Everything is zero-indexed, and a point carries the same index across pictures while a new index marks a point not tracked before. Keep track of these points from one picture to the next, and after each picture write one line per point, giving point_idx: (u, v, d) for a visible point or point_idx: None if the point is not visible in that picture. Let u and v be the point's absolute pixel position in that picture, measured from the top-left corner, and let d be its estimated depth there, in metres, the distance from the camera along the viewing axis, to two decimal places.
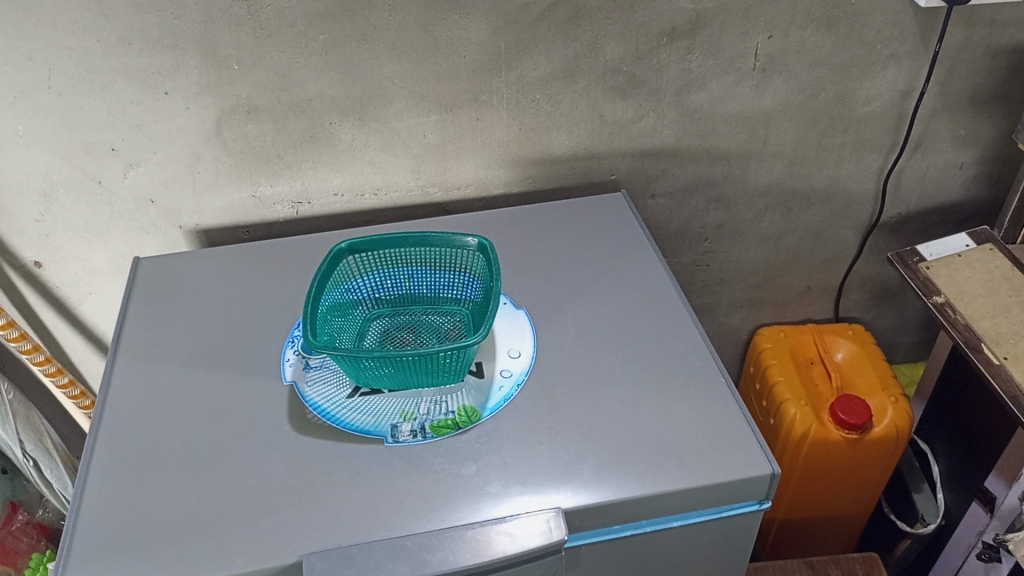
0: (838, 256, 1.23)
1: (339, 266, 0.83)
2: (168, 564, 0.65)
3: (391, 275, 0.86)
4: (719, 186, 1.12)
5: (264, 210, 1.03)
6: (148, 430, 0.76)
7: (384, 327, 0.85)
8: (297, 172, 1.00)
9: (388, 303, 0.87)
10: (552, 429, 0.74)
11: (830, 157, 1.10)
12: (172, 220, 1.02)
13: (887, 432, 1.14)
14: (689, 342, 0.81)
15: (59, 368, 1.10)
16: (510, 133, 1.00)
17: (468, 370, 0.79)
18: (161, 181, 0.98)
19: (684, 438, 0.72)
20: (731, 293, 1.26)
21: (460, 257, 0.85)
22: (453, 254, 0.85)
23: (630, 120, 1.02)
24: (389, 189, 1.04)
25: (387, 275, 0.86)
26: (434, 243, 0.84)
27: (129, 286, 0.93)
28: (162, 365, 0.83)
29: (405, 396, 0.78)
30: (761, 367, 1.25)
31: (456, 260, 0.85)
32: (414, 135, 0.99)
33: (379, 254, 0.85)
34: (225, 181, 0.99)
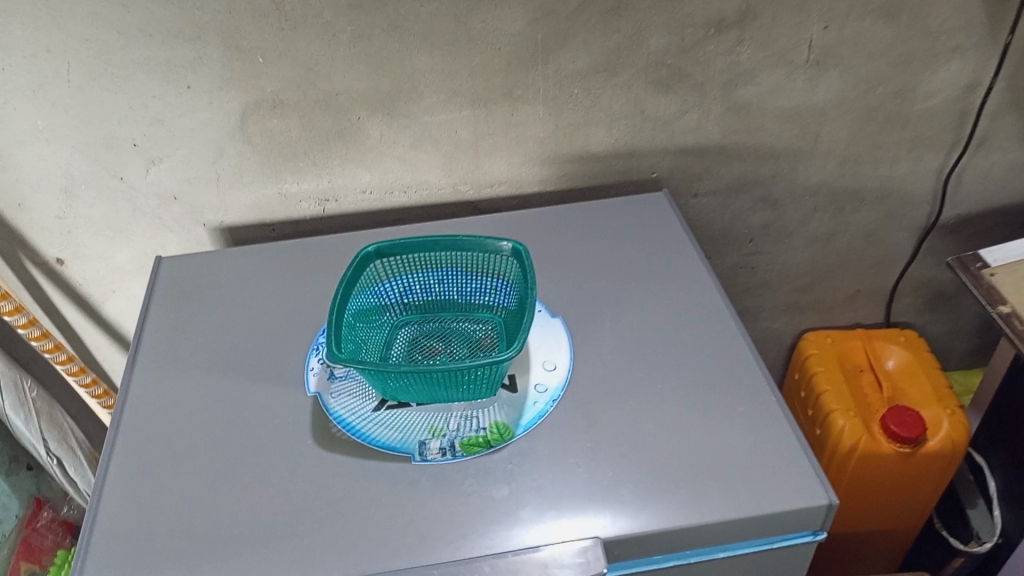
0: (891, 259, 1.17)
1: (366, 273, 0.79)
2: None
3: (419, 281, 0.82)
4: (765, 185, 1.06)
5: (290, 207, 0.99)
6: (165, 442, 0.73)
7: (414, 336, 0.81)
8: (323, 169, 0.96)
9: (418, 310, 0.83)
10: (590, 450, 0.69)
11: (886, 155, 1.04)
12: (195, 217, 0.99)
13: (942, 446, 1.08)
14: (736, 357, 0.76)
15: (82, 367, 1.08)
16: (546, 128, 0.95)
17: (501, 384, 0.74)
18: (184, 177, 0.95)
19: (732, 463, 0.68)
20: (775, 297, 1.20)
21: (493, 264, 0.80)
22: (487, 260, 0.80)
23: (673, 116, 0.96)
24: (419, 186, 0.99)
25: (416, 281, 0.82)
26: (466, 247, 0.79)
27: (149, 289, 0.90)
28: (181, 372, 0.80)
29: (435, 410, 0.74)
30: (806, 374, 1.19)
31: (490, 266, 0.80)
32: (445, 131, 0.94)
33: (408, 259, 0.81)
34: (250, 177, 0.96)
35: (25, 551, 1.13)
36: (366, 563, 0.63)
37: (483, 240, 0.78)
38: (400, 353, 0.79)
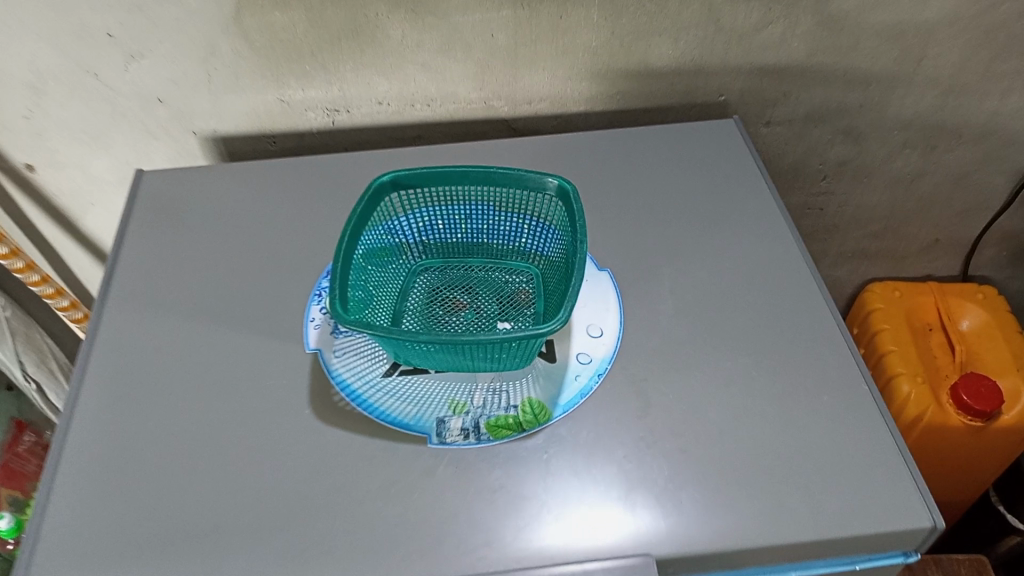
0: (980, 206, 1.02)
1: (380, 207, 0.66)
2: None
3: (443, 219, 0.69)
4: (849, 116, 0.90)
5: (294, 117, 0.85)
6: (135, 408, 0.62)
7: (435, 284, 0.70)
8: (334, 74, 0.81)
9: (440, 251, 0.71)
10: (641, 441, 0.58)
11: (997, 87, 0.88)
12: (184, 123, 0.85)
13: (1019, 421, 0.96)
14: (819, 333, 0.64)
15: (60, 289, 0.95)
16: (599, 37, 0.80)
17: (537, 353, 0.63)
18: (170, 78, 0.80)
19: (812, 468, 0.56)
20: (841, 243, 1.06)
21: (533, 203, 0.66)
22: (526, 197, 0.66)
23: (753, 28, 0.80)
24: (445, 99, 0.85)
25: (440, 217, 0.69)
26: (501, 182, 0.65)
27: (126, 213, 0.77)
28: (161, 315, 0.68)
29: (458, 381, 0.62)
30: (869, 330, 1.07)
31: (529, 207, 0.67)
32: (479, 35, 0.78)
33: (431, 193, 0.67)
34: (247, 81, 0.81)
35: (7, 477, 1.05)
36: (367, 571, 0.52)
37: (523, 174, 0.64)
38: (419, 304, 0.68)
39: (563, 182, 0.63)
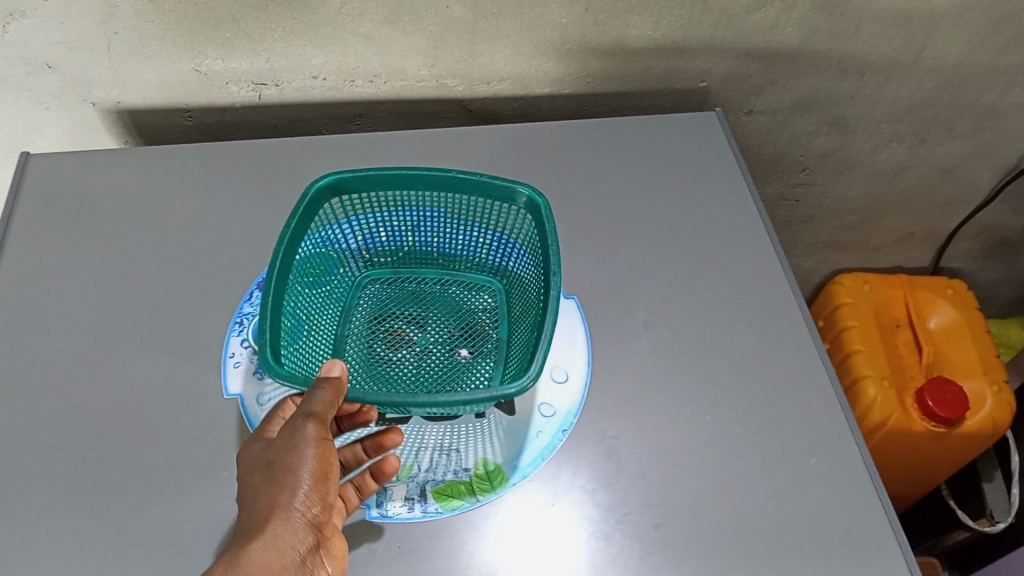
0: (961, 201, 0.96)
1: (316, 220, 0.56)
2: None
3: (392, 226, 0.60)
4: (838, 107, 0.82)
5: (213, 90, 0.73)
6: (18, 471, 0.53)
7: (382, 299, 0.62)
8: (259, 43, 0.69)
9: (386, 258, 0.62)
10: (609, 514, 0.52)
11: (998, 80, 0.80)
12: (80, 92, 0.72)
13: (982, 426, 0.93)
14: (804, 384, 0.58)
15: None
16: (571, 14, 0.69)
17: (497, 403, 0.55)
18: (59, 40, 0.67)
19: (796, 547, 0.51)
20: (814, 234, 1.00)
21: (496, 213, 0.58)
22: (488, 207, 0.57)
23: (745, 10, 0.70)
24: (391, 75, 0.74)
25: (386, 224, 0.60)
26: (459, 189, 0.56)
27: (6, 220, 0.67)
28: (53, 348, 0.59)
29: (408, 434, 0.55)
30: (836, 326, 1.02)
31: (494, 216, 0.58)
32: (432, 5, 0.67)
33: (375, 197, 0.57)
34: (155, 47, 0.68)
35: None
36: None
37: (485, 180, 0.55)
38: (364, 326, 0.60)
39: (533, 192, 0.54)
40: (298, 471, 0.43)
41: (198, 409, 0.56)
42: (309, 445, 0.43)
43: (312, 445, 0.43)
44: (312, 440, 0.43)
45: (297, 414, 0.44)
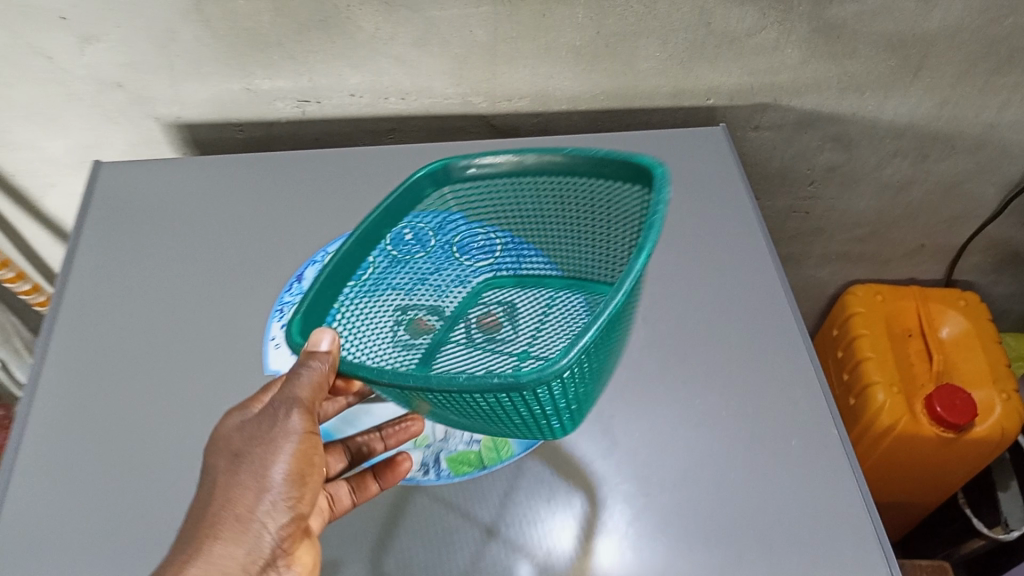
0: (969, 214, 0.99)
1: (427, 197, 0.61)
2: None
3: (511, 221, 0.65)
4: (840, 123, 0.87)
5: (261, 106, 0.81)
6: (84, 437, 0.61)
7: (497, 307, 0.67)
8: (302, 65, 0.77)
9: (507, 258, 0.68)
10: (602, 484, 0.57)
11: (995, 99, 0.84)
12: (144, 109, 0.81)
13: (991, 433, 0.96)
14: (790, 373, 0.63)
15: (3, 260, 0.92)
16: (583, 36, 0.75)
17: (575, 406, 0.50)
18: (128, 62, 0.76)
19: (776, 515, 0.55)
20: (826, 245, 1.04)
21: (614, 197, 0.58)
22: (602, 180, 0.58)
23: (746, 33, 0.76)
24: (420, 93, 0.81)
25: (514, 215, 0.64)
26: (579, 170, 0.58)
27: (78, 219, 0.75)
28: (115, 333, 0.68)
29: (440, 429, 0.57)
30: (848, 334, 1.05)
31: (611, 198, 0.59)
32: (457, 30, 0.74)
33: (496, 184, 0.62)
34: (211, 68, 0.77)
35: None
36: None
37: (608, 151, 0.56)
38: (470, 331, 0.66)
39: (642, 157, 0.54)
40: (274, 466, 0.49)
41: (240, 387, 0.63)
42: (290, 442, 0.50)
43: (294, 440, 0.50)
44: (294, 435, 0.50)
45: (284, 401, 0.50)
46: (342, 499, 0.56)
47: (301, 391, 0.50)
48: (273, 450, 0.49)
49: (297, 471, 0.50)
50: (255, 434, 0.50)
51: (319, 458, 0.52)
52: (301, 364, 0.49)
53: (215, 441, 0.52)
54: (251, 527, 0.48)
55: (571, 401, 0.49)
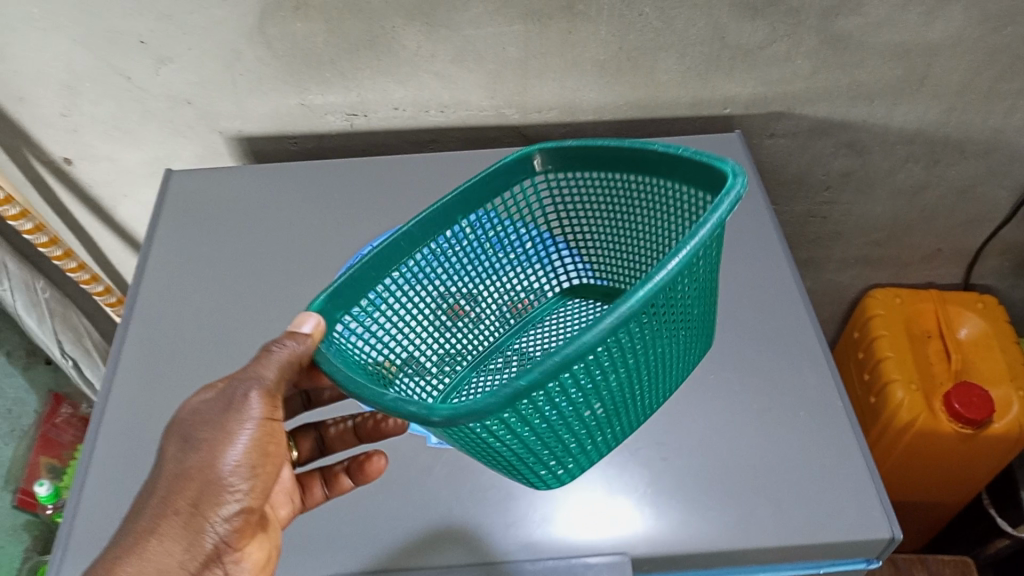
0: (983, 218, 1.03)
1: (517, 185, 0.67)
2: None
3: (591, 223, 0.69)
4: (852, 130, 0.92)
5: (314, 120, 0.89)
6: (158, 411, 0.68)
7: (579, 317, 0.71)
8: (351, 81, 0.85)
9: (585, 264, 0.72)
10: (622, 449, 0.63)
11: (1000, 105, 0.89)
12: (210, 124, 0.90)
13: (1009, 429, 0.98)
14: (800, 353, 0.68)
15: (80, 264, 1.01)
16: (607, 51, 0.82)
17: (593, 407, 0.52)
18: (197, 81, 0.85)
19: (783, 478, 0.60)
20: (845, 250, 1.09)
21: (687, 206, 0.60)
22: (680, 185, 0.60)
23: (758, 45, 0.82)
24: (458, 106, 0.88)
25: (600, 214, 0.68)
26: (662, 171, 0.61)
27: (152, 221, 0.84)
28: (186, 319, 0.75)
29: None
30: (869, 335, 1.09)
31: (682, 204, 0.61)
32: (491, 47, 0.82)
33: (585, 179, 0.66)
34: (270, 85, 0.85)
35: (45, 446, 1.17)
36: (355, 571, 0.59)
37: (695, 152, 0.57)
38: (546, 332, 0.70)
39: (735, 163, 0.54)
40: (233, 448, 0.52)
41: None
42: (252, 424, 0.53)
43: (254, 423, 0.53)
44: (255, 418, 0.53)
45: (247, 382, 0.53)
46: (315, 493, 0.61)
47: (270, 374, 0.53)
48: (228, 439, 0.52)
49: (251, 460, 0.53)
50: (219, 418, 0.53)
51: (276, 446, 0.55)
52: (278, 340, 0.53)
53: (170, 424, 0.54)
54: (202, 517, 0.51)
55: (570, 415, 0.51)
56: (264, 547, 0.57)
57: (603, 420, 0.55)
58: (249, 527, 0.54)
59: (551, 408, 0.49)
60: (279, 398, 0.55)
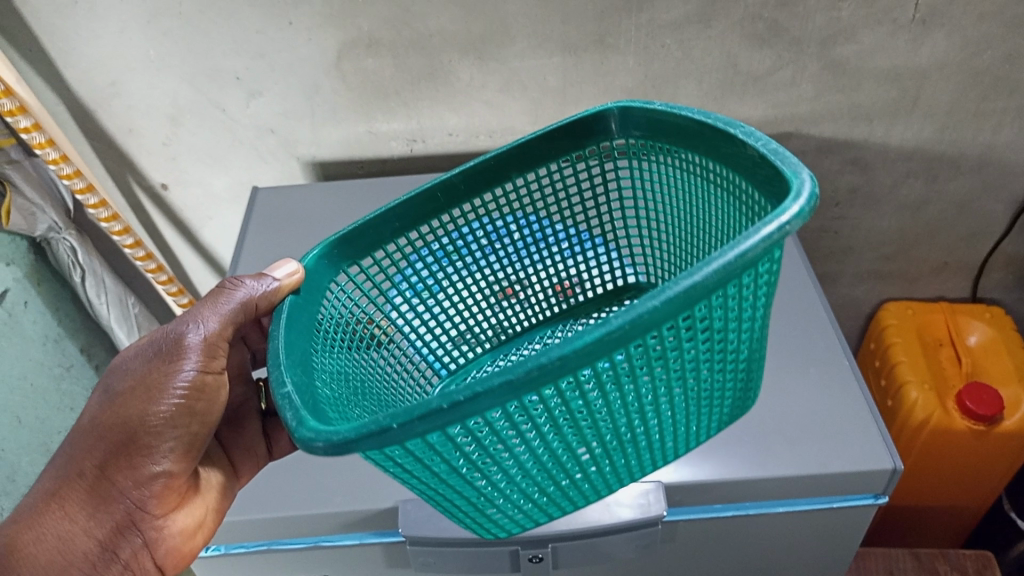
0: (983, 231, 1.13)
1: (596, 146, 0.71)
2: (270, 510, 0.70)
3: (659, 188, 0.72)
4: (856, 149, 1.03)
5: (379, 145, 1.03)
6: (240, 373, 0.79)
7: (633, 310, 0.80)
8: (413, 110, 0.98)
9: (649, 230, 0.77)
10: None
11: (989, 123, 0.99)
12: (289, 150, 1.03)
13: (1022, 426, 1.02)
14: (814, 327, 0.78)
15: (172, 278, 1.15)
16: (634, 79, 0.95)
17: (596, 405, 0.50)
18: (281, 112, 0.98)
19: (797, 422, 0.69)
20: (856, 263, 1.19)
21: (757, 207, 0.57)
22: (749, 183, 0.58)
23: (767, 72, 0.94)
24: (504, 132, 1.01)
25: (663, 183, 0.71)
26: (728, 158, 0.59)
27: (242, 229, 0.97)
28: None
29: (390, 397, 0.71)
30: (883, 345, 1.18)
31: (750, 203, 0.58)
32: (534, 77, 0.94)
33: (666, 151, 0.68)
34: (343, 115, 0.99)
35: None
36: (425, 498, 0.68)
37: (773, 151, 0.53)
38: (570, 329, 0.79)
39: (809, 186, 0.47)
40: (163, 395, 0.62)
41: None
42: (186, 370, 0.62)
43: (190, 373, 0.63)
44: (192, 366, 0.63)
45: (186, 326, 0.64)
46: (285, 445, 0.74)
47: (211, 320, 0.63)
48: (152, 399, 0.62)
49: (175, 413, 0.62)
50: (148, 372, 0.63)
51: (208, 396, 0.64)
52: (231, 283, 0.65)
53: (111, 370, 0.66)
54: (108, 479, 0.63)
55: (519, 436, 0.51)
56: (196, 514, 0.67)
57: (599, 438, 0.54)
58: (168, 492, 0.65)
59: (513, 418, 0.49)
60: (218, 350, 0.64)
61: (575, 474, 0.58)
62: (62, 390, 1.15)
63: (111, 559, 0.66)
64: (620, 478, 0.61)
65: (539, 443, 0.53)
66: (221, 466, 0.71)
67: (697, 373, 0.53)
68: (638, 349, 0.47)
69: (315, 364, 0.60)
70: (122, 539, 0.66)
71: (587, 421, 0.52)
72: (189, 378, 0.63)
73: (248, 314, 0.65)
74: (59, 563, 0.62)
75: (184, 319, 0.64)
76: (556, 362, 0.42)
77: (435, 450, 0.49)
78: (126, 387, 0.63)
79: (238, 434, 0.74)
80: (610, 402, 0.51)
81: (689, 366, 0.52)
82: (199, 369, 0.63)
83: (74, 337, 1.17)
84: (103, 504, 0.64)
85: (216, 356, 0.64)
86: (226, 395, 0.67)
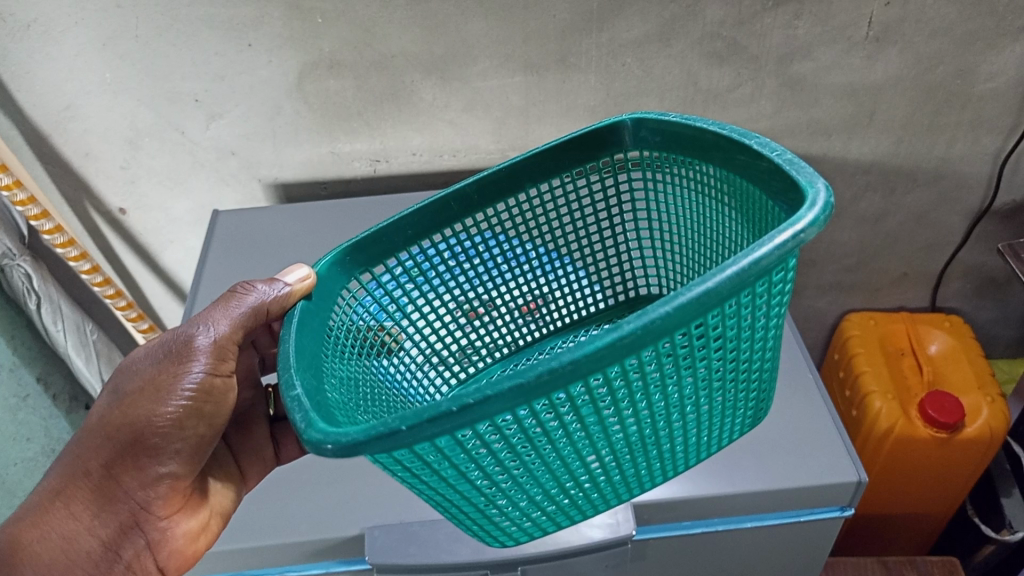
0: (940, 242, 1.15)
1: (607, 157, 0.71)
2: (242, 536, 0.69)
3: (666, 196, 0.72)
4: (815, 163, 1.05)
5: (343, 166, 1.02)
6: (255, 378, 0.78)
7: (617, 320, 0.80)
8: (376, 130, 0.98)
9: (654, 241, 0.77)
10: None
11: (942, 137, 1.01)
12: (251, 172, 1.02)
13: (980, 433, 1.04)
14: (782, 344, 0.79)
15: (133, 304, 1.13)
16: (597, 97, 0.95)
17: (607, 413, 0.50)
18: (243, 134, 0.98)
19: (768, 435, 0.70)
20: (819, 275, 1.21)
21: (771, 214, 0.57)
22: (763, 193, 0.58)
23: (727, 89, 0.95)
24: (468, 150, 1.01)
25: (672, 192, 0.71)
26: (742, 167, 0.60)
27: (202, 253, 0.95)
28: None
29: (401, 407, 0.70)
30: (847, 354, 1.19)
31: (763, 212, 0.59)
32: (497, 97, 0.95)
33: (676, 160, 0.68)
34: (306, 136, 0.98)
35: None
36: (392, 524, 0.68)
37: (789, 160, 0.53)
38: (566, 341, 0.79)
39: (824, 194, 0.47)
40: (171, 395, 0.62)
41: None
42: (196, 368, 0.62)
43: (199, 374, 0.62)
44: (202, 366, 0.63)
45: (196, 325, 0.64)
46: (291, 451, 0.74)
47: (223, 322, 0.63)
48: (159, 399, 0.62)
49: (183, 412, 0.62)
50: (156, 372, 0.63)
51: (216, 398, 0.64)
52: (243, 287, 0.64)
53: (118, 372, 0.67)
54: (114, 479, 0.64)
55: (531, 442, 0.50)
56: (201, 518, 0.67)
57: (613, 446, 0.54)
58: (174, 493, 0.66)
59: (527, 423, 0.49)
60: (228, 353, 0.64)
61: (586, 484, 0.57)
62: (19, 420, 1.11)
63: (113, 560, 0.66)
64: (630, 487, 0.60)
65: (549, 454, 0.52)
66: (230, 474, 0.72)
67: (704, 386, 0.53)
68: (652, 357, 0.47)
69: (325, 368, 0.58)
70: (126, 540, 0.66)
71: (601, 430, 0.52)
72: (197, 380, 0.62)
73: (259, 319, 0.64)
74: (63, 562, 0.63)
75: (196, 319, 0.64)
76: (568, 366, 0.41)
77: (445, 454, 0.49)
78: (135, 387, 0.63)
79: (246, 440, 0.74)
80: (623, 413, 0.51)
81: (702, 375, 0.52)
82: (209, 371, 0.63)
83: (31, 365, 1.14)
84: (109, 504, 0.65)
85: (226, 358, 0.64)
86: (235, 397, 0.67)
